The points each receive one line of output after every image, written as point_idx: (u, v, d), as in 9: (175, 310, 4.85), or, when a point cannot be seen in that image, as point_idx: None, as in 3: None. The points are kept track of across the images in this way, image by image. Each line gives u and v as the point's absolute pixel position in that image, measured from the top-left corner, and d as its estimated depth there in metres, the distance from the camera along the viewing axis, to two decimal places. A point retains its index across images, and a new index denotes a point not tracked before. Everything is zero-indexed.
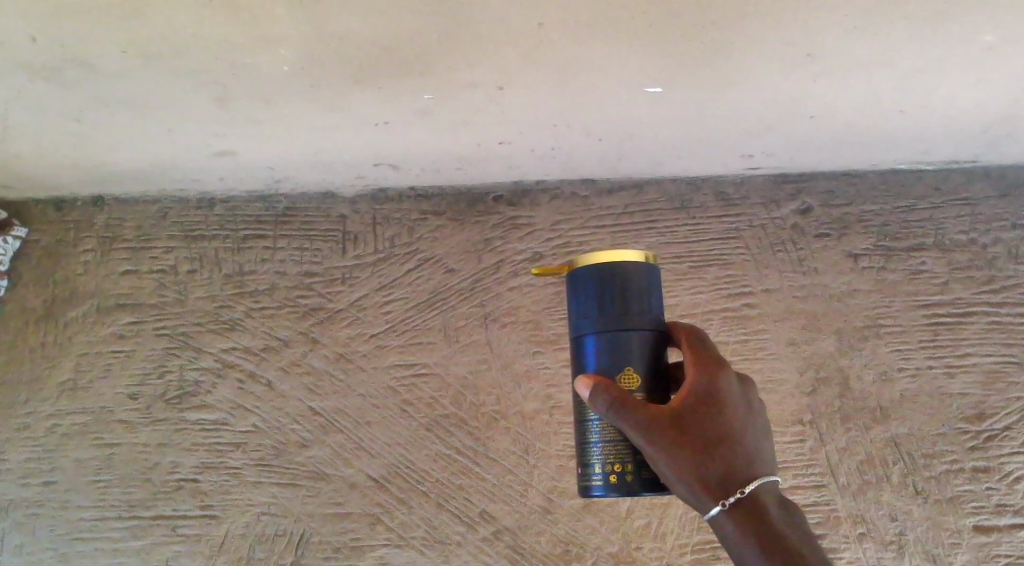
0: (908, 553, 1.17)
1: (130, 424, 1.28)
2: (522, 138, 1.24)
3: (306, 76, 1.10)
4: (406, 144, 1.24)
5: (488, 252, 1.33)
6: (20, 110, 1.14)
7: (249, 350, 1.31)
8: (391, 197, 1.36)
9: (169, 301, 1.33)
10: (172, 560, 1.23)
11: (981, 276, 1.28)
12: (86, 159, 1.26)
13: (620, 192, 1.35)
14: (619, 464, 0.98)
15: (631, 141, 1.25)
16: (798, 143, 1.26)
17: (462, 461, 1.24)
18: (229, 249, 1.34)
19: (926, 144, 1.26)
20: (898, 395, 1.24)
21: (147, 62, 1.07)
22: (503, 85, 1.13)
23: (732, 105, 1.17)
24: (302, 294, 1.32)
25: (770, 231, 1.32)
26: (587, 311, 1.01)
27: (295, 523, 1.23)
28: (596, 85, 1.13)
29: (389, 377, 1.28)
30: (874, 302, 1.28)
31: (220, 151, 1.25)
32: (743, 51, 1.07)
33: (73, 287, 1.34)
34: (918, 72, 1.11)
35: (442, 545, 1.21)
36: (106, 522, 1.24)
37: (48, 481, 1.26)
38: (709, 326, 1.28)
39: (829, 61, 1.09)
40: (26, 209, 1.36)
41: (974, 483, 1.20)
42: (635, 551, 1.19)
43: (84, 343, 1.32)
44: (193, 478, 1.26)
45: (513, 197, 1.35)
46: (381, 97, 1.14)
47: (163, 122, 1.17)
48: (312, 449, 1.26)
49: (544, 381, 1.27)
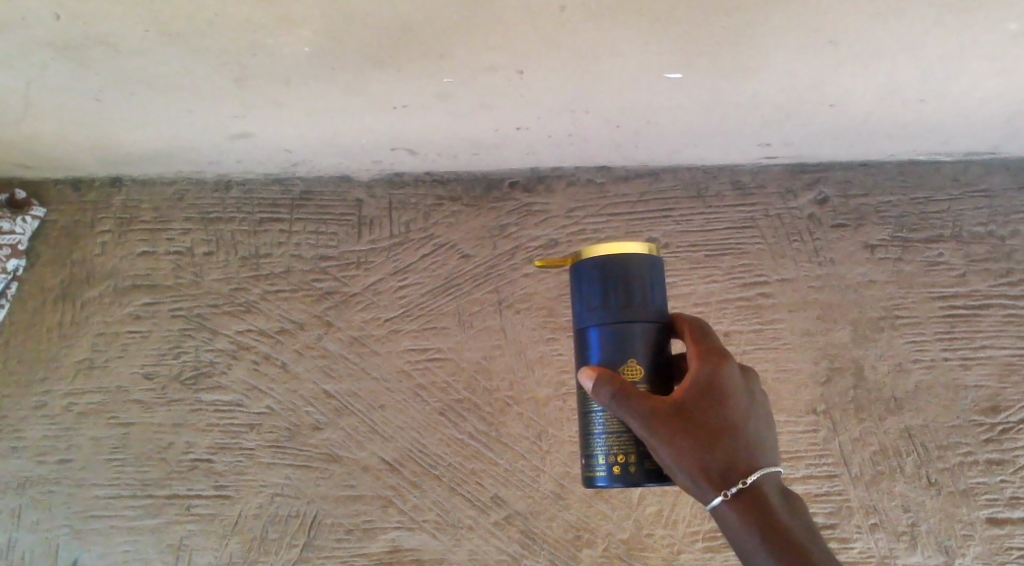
0: (920, 543, 1.19)
1: (145, 403, 1.28)
2: (540, 124, 1.22)
3: (325, 58, 1.09)
4: (424, 128, 1.23)
5: (503, 239, 1.33)
6: (41, 89, 1.14)
7: (264, 333, 1.30)
8: (407, 182, 1.36)
9: (185, 283, 1.33)
10: (185, 540, 1.22)
11: (998, 269, 1.29)
12: (105, 138, 1.25)
13: (636, 179, 1.34)
14: (623, 455, 0.94)
15: (647, 129, 1.23)
16: (820, 132, 1.25)
17: (476, 447, 1.25)
18: (245, 231, 1.34)
19: (947, 136, 1.26)
20: (911, 386, 1.25)
21: (167, 41, 1.05)
22: (522, 70, 1.10)
23: (754, 93, 1.15)
24: (317, 278, 1.32)
25: (787, 220, 1.32)
26: (589, 300, 0.97)
27: (308, 505, 1.23)
28: (611, 65, 1.10)
29: (404, 362, 1.29)
30: (890, 293, 1.29)
31: (239, 133, 1.24)
32: (768, 38, 1.05)
33: (90, 267, 1.33)
34: (944, 61, 1.09)
35: (456, 528, 1.22)
36: (122, 500, 1.24)
37: (64, 459, 1.26)
38: (724, 315, 1.28)
39: (855, 49, 1.07)
40: (44, 189, 1.36)
41: (988, 476, 1.21)
42: (646, 538, 1.21)
43: (100, 322, 1.31)
44: (207, 458, 1.25)
45: (529, 183, 1.35)
46: (400, 79, 1.12)
47: (181, 102, 1.16)
48: (325, 431, 1.26)
49: (559, 368, 1.27)
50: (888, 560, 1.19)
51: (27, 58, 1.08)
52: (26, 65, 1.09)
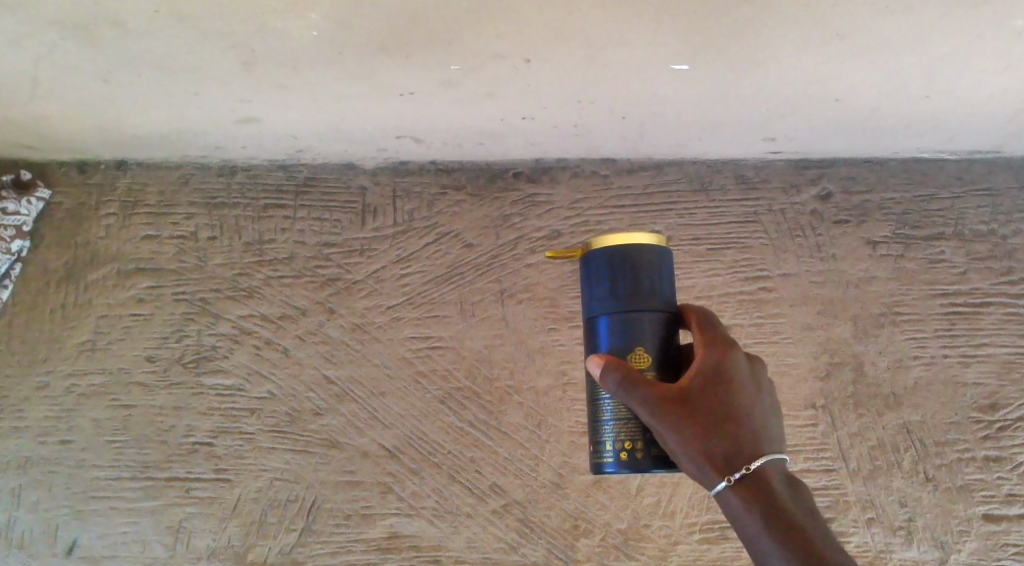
0: (916, 539, 1.20)
1: (147, 385, 1.28)
2: (546, 114, 1.22)
3: (332, 44, 1.09)
4: (428, 117, 1.23)
5: (506, 228, 1.33)
6: (48, 69, 1.14)
7: (267, 318, 1.31)
8: (412, 170, 1.36)
9: (188, 267, 1.33)
10: (184, 522, 1.23)
11: (999, 268, 1.29)
12: (111, 120, 1.26)
13: (641, 172, 1.35)
14: (629, 442, 0.94)
15: (652, 121, 1.24)
16: (824, 128, 1.25)
17: (474, 435, 1.25)
18: (250, 217, 1.35)
19: (952, 133, 1.26)
20: (911, 382, 1.25)
21: (178, 22, 1.06)
22: (530, 58, 1.11)
23: (759, 86, 1.15)
24: (321, 264, 1.33)
25: (790, 216, 1.32)
26: (597, 290, 0.98)
27: (307, 490, 1.24)
28: (617, 55, 1.10)
29: (404, 348, 1.29)
30: (890, 290, 1.29)
31: (245, 117, 1.24)
32: (777, 29, 1.05)
33: (95, 251, 1.34)
34: (947, 57, 1.09)
35: (454, 516, 1.22)
36: (122, 482, 1.24)
37: (66, 440, 1.26)
38: (724, 308, 1.29)
39: (858, 42, 1.07)
40: (49, 171, 1.36)
41: (986, 473, 1.22)
42: (643, 528, 1.21)
43: (103, 305, 1.32)
44: (208, 442, 1.26)
45: (533, 174, 1.35)
46: (407, 65, 1.12)
47: (188, 86, 1.17)
48: (326, 417, 1.26)
49: (558, 357, 1.28)
50: (884, 554, 1.19)
51: (36, 37, 1.09)
52: (35, 44, 1.10)
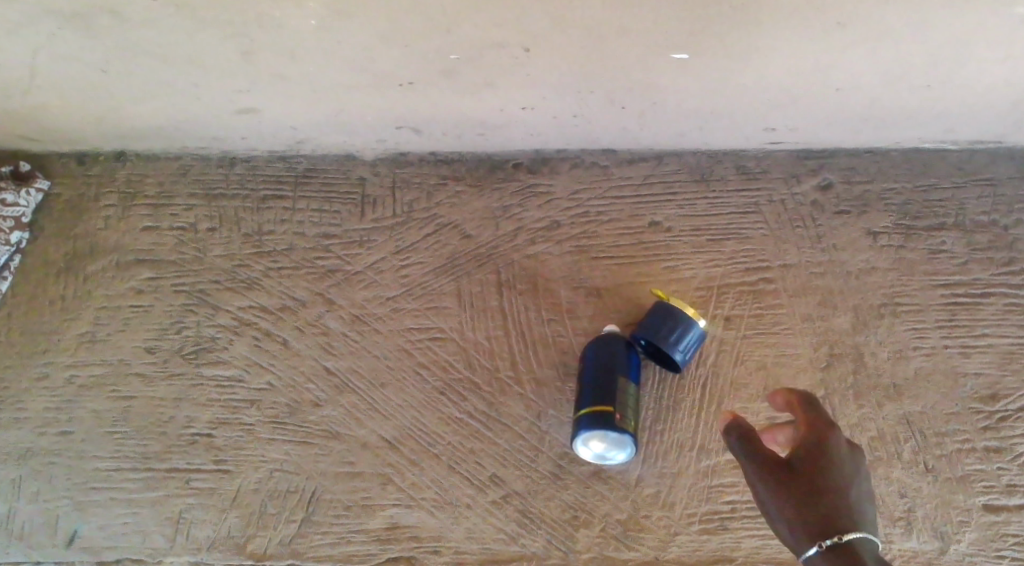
0: (916, 529, 1.20)
1: (146, 376, 1.28)
2: (546, 104, 1.22)
3: (330, 33, 1.08)
4: (427, 108, 1.23)
5: (505, 219, 1.33)
6: (47, 59, 1.14)
7: (266, 309, 1.31)
8: (411, 161, 1.36)
9: (188, 258, 1.33)
10: (183, 513, 1.23)
11: (1000, 259, 1.29)
12: (110, 111, 1.25)
13: (641, 163, 1.34)
14: None
15: (652, 111, 1.23)
16: (825, 118, 1.25)
17: (474, 426, 1.25)
18: (249, 208, 1.34)
19: (953, 123, 1.26)
20: (911, 373, 1.25)
21: (175, 11, 1.05)
22: (529, 47, 1.10)
23: (759, 75, 1.15)
24: (320, 256, 1.33)
25: (791, 206, 1.32)
26: None
27: (307, 481, 1.24)
28: (617, 44, 1.09)
29: (404, 340, 1.29)
30: (891, 280, 1.29)
31: (244, 108, 1.24)
32: (777, 18, 1.05)
33: (94, 242, 1.33)
34: (948, 46, 1.09)
35: (453, 507, 1.22)
36: (122, 473, 1.25)
37: (66, 431, 1.26)
38: (724, 300, 1.28)
39: (859, 31, 1.06)
40: (48, 162, 1.36)
41: (986, 463, 1.22)
42: (643, 519, 1.21)
43: (102, 297, 1.31)
44: (207, 433, 1.26)
45: (532, 165, 1.35)
46: (406, 54, 1.12)
47: (187, 76, 1.16)
48: (325, 408, 1.26)
49: (558, 348, 1.27)
50: (884, 545, 1.20)
51: (34, 27, 1.08)
52: (33, 33, 1.09)
